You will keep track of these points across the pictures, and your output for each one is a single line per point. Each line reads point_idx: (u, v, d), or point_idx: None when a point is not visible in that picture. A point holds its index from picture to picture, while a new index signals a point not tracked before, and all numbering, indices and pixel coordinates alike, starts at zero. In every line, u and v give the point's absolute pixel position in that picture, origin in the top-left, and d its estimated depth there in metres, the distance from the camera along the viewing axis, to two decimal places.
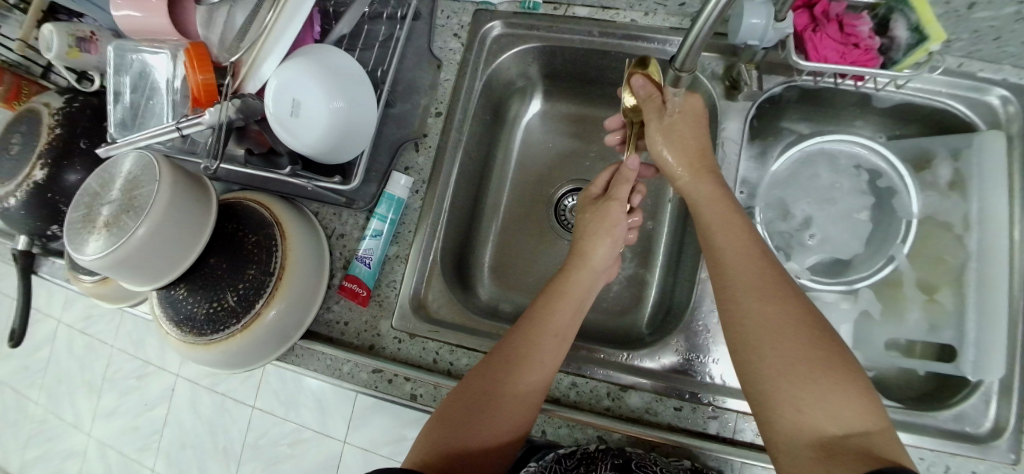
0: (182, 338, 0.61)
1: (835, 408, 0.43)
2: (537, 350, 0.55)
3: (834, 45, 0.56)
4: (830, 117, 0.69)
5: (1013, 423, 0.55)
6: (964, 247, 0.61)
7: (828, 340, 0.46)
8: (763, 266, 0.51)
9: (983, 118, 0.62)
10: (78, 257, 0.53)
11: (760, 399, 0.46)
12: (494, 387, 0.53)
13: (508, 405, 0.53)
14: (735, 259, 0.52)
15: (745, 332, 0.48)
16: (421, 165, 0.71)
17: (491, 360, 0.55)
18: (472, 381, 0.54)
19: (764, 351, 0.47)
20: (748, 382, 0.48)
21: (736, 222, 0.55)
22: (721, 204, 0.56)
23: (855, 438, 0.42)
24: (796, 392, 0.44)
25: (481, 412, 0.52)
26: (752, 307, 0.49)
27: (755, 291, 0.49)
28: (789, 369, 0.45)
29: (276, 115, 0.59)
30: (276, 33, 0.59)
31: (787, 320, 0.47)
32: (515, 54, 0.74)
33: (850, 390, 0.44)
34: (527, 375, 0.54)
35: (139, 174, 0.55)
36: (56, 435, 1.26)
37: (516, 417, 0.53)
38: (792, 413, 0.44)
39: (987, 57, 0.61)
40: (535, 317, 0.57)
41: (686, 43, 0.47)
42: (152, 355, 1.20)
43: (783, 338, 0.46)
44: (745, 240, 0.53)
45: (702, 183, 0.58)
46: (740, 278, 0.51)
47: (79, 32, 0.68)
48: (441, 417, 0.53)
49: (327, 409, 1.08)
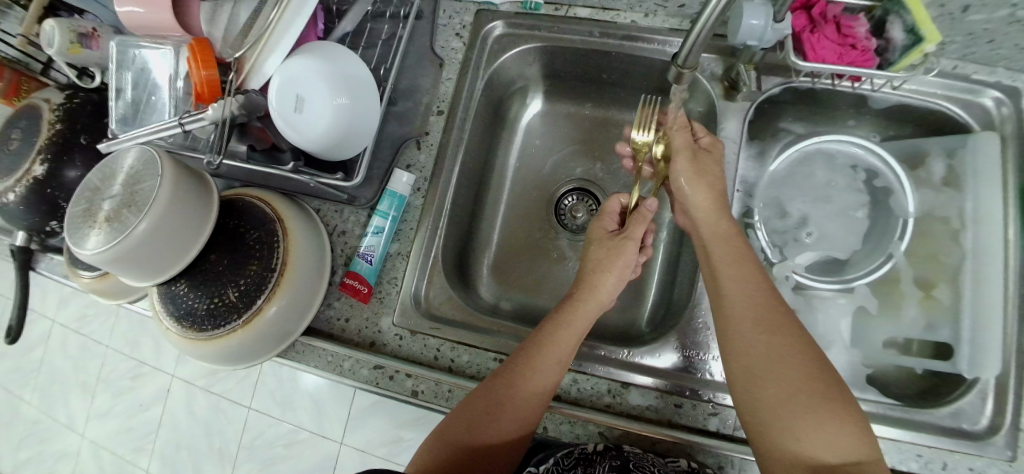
0: (181, 334, 0.61)
1: (831, 438, 0.44)
2: (538, 370, 0.55)
3: (832, 46, 0.57)
4: (827, 117, 0.70)
5: (1009, 419, 0.56)
6: (959, 246, 0.62)
7: (826, 372, 0.47)
8: (766, 296, 0.52)
9: (977, 119, 0.63)
10: (78, 252, 0.53)
11: (758, 424, 0.48)
12: (497, 405, 0.54)
13: (508, 421, 0.54)
14: (738, 291, 0.53)
15: (748, 364, 0.49)
16: (423, 162, 0.72)
17: (494, 375, 0.56)
18: (476, 396, 0.55)
19: (766, 384, 0.47)
20: (747, 411, 0.49)
21: (743, 255, 0.55)
22: (732, 239, 0.56)
23: (849, 467, 0.44)
24: (795, 422, 0.45)
25: (483, 429, 0.53)
26: (756, 340, 0.49)
27: (759, 324, 0.50)
28: (789, 399, 0.46)
29: (280, 112, 0.59)
30: (281, 29, 0.59)
31: (789, 353, 0.48)
32: (516, 54, 0.75)
33: (848, 420, 0.45)
34: (530, 391, 0.54)
35: (141, 169, 0.55)
36: (49, 437, 1.25)
37: (517, 431, 0.54)
38: (791, 441, 0.45)
39: (981, 60, 0.62)
40: (539, 334, 0.57)
41: (689, 40, 0.48)
42: (147, 355, 1.19)
43: (784, 367, 0.47)
44: (752, 269, 0.54)
45: (721, 218, 0.58)
46: (745, 311, 0.51)
47: (81, 28, 0.68)
48: (443, 431, 0.54)
49: (324, 410, 1.07)
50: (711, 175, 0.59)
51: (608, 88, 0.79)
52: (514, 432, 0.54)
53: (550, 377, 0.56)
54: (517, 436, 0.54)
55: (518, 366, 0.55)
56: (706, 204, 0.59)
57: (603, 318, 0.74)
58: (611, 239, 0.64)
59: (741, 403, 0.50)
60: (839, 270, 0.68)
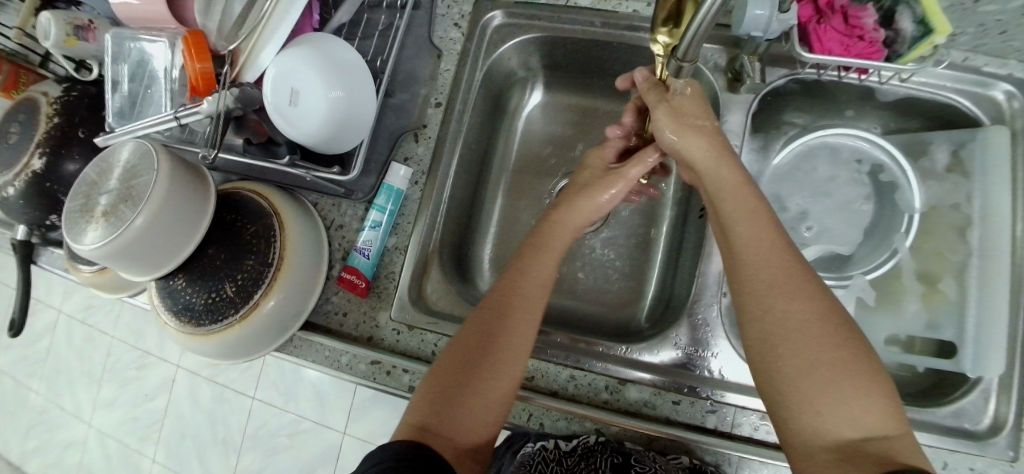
0: (180, 328, 0.61)
1: (854, 414, 0.42)
2: (528, 301, 0.55)
3: (838, 38, 0.56)
4: (831, 110, 0.69)
5: (1012, 419, 0.55)
6: (965, 243, 0.61)
7: (855, 341, 0.44)
8: (784, 256, 0.48)
9: (987, 112, 0.61)
10: (76, 247, 0.53)
11: (777, 400, 0.45)
12: (483, 351, 0.51)
13: (504, 357, 0.51)
14: (756, 251, 0.49)
15: (764, 331, 0.46)
16: (421, 155, 0.71)
17: (474, 326, 0.53)
18: (466, 333, 0.53)
19: (784, 353, 0.44)
20: (765, 381, 0.46)
21: (756, 209, 0.51)
22: (742, 191, 0.53)
23: (872, 443, 0.41)
24: (816, 396, 0.43)
25: (481, 369, 0.50)
26: (776, 305, 0.46)
27: (778, 288, 0.46)
28: (812, 369, 0.43)
29: (275, 105, 0.59)
30: (276, 19, 0.59)
31: (809, 320, 0.45)
32: (516, 44, 0.73)
33: (873, 395, 0.42)
34: (522, 333, 0.53)
35: (137, 163, 0.55)
36: (58, 425, 1.27)
37: (515, 369, 0.52)
38: (812, 417, 0.43)
39: (992, 52, 0.60)
40: (519, 282, 0.56)
41: (688, 34, 0.46)
42: (151, 345, 1.20)
43: (806, 336, 0.44)
44: (766, 227, 0.50)
45: (722, 168, 0.54)
46: (762, 273, 0.48)
47: (77, 21, 0.68)
48: (437, 379, 0.51)
49: (326, 400, 1.08)
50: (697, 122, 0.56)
51: (609, 81, 0.77)
52: (510, 374, 0.51)
53: (537, 306, 0.55)
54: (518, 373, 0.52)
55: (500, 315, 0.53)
56: (701, 153, 0.55)
57: (603, 314, 0.74)
58: (602, 172, 0.63)
59: (758, 375, 0.47)
60: (844, 266, 0.69)
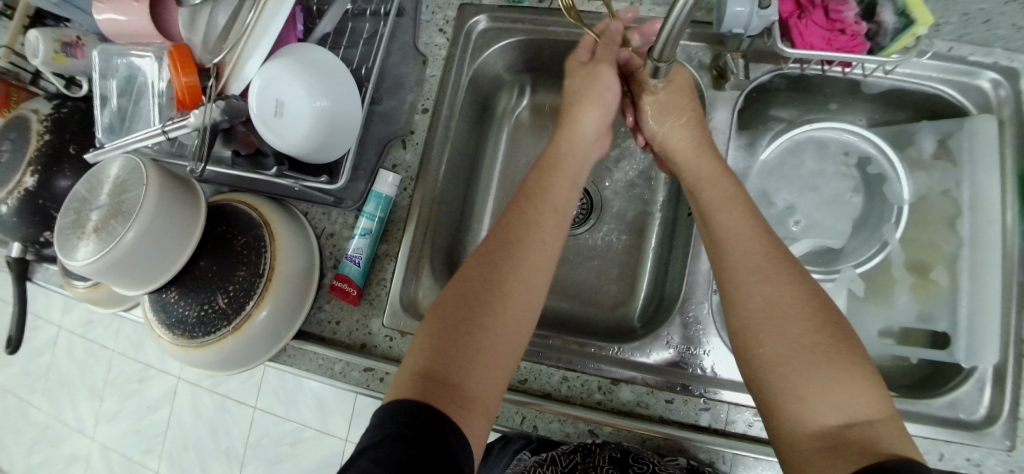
0: (173, 341, 0.62)
1: (838, 398, 0.41)
2: (539, 222, 0.55)
3: (820, 32, 0.56)
4: (817, 104, 0.69)
5: (1008, 409, 0.54)
6: (956, 234, 0.61)
7: (834, 326, 0.44)
8: (763, 241, 0.49)
9: (974, 102, 0.61)
10: (68, 263, 0.53)
11: (761, 389, 0.45)
12: (496, 274, 0.51)
13: (517, 278, 0.52)
14: (734, 237, 0.50)
15: (747, 318, 0.46)
16: (409, 162, 0.71)
17: (466, 283, 0.51)
18: (475, 261, 0.53)
19: (765, 339, 0.45)
20: (749, 372, 0.46)
21: (735, 199, 0.53)
22: (720, 181, 0.55)
23: (859, 427, 0.40)
24: (797, 382, 0.42)
25: (496, 289, 0.51)
26: (754, 292, 0.47)
27: (757, 273, 0.47)
28: (792, 355, 0.43)
29: (260, 117, 0.59)
30: (260, 30, 0.58)
31: (788, 304, 0.45)
32: (500, 48, 0.73)
33: (855, 378, 0.42)
34: (536, 255, 0.53)
35: (127, 178, 0.55)
36: (61, 440, 1.28)
37: (529, 291, 0.52)
38: (795, 404, 0.42)
39: (977, 41, 0.60)
40: (512, 232, 0.54)
41: (665, 32, 0.45)
42: (152, 358, 1.21)
43: (786, 320, 0.44)
44: (745, 216, 0.51)
45: (703, 160, 0.57)
46: (739, 258, 0.49)
47: (65, 37, 0.69)
48: (446, 305, 0.51)
49: (327, 408, 1.08)
50: (684, 111, 0.61)
51: None
52: (526, 294, 0.52)
53: (551, 229, 0.55)
54: (533, 295, 0.52)
55: (493, 266, 0.52)
56: (686, 146, 0.59)
57: (596, 315, 0.73)
58: (583, 69, 0.65)
59: (742, 365, 0.47)
60: (835, 259, 0.68)
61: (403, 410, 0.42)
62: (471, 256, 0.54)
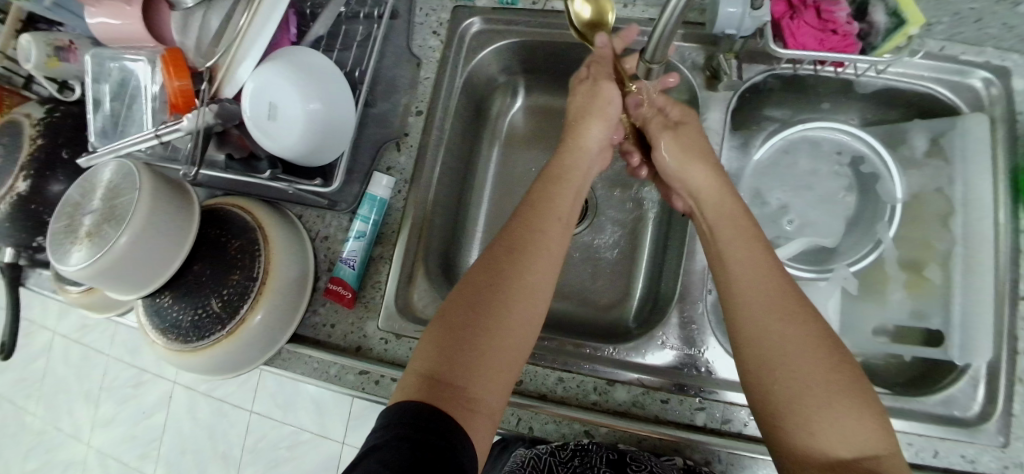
0: (167, 345, 0.61)
1: (848, 433, 0.41)
2: (542, 236, 0.54)
3: (812, 32, 0.56)
4: (809, 104, 0.69)
5: (1002, 406, 0.54)
6: (949, 232, 0.61)
7: (847, 361, 0.43)
8: (777, 273, 0.48)
9: (966, 100, 0.61)
10: (61, 268, 0.53)
11: (773, 419, 0.43)
12: (500, 289, 0.50)
13: (521, 295, 0.50)
14: (748, 268, 0.49)
15: (762, 349, 0.45)
16: (403, 165, 0.71)
17: (468, 296, 0.50)
18: (477, 275, 0.52)
19: (778, 371, 0.44)
20: (761, 402, 0.45)
21: (750, 232, 0.52)
22: (732, 211, 0.54)
23: (866, 462, 0.40)
24: (810, 416, 0.42)
25: (500, 305, 0.49)
26: (770, 324, 0.45)
27: (773, 308, 0.46)
28: (806, 390, 0.42)
29: (253, 119, 0.59)
30: (253, 34, 0.59)
31: (803, 338, 0.44)
32: (494, 50, 0.74)
33: (865, 415, 0.41)
34: (540, 270, 0.52)
35: (120, 182, 0.55)
36: (56, 446, 1.27)
37: (533, 307, 0.51)
38: (805, 436, 0.42)
39: (968, 40, 0.60)
40: (517, 242, 0.53)
41: (656, 33, 0.46)
42: (148, 362, 1.20)
43: (801, 354, 0.43)
44: (758, 248, 0.50)
45: (724, 195, 0.56)
46: (753, 289, 0.48)
47: (57, 41, 0.68)
48: (448, 318, 0.49)
49: (324, 411, 1.08)
50: (697, 146, 0.59)
51: None
52: (529, 309, 0.51)
53: (555, 244, 0.55)
54: (536, 311, 0.51)
55: (496, 282, 0.51)
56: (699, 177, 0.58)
57: (591, 317, 0.73)
58: (586, 86, 0.63)
59: (753, 394, 0.46)
60: (829, 259, 0.68)
61: (406, 424, 0.41)
62: (471, 268, 0.53)
